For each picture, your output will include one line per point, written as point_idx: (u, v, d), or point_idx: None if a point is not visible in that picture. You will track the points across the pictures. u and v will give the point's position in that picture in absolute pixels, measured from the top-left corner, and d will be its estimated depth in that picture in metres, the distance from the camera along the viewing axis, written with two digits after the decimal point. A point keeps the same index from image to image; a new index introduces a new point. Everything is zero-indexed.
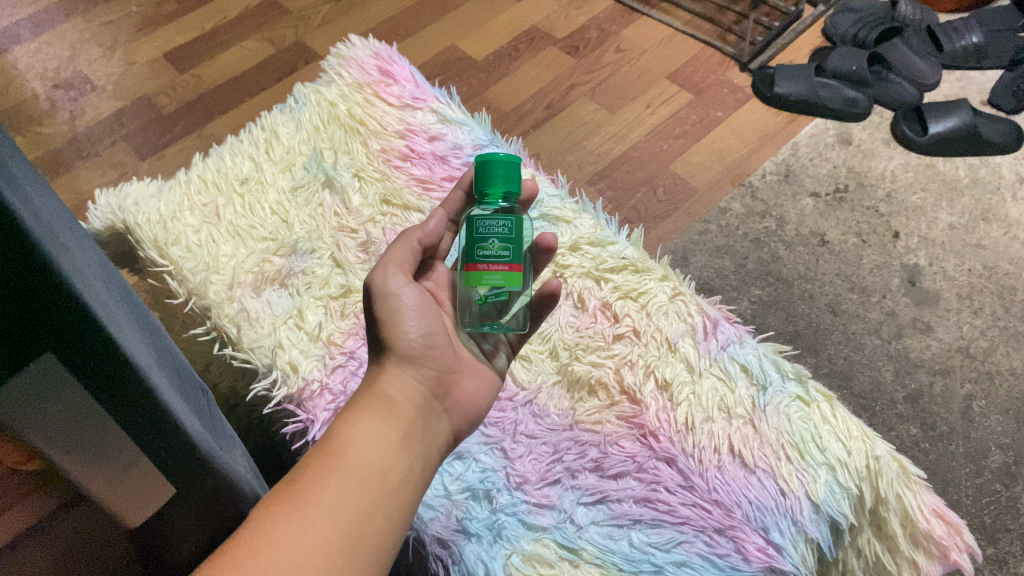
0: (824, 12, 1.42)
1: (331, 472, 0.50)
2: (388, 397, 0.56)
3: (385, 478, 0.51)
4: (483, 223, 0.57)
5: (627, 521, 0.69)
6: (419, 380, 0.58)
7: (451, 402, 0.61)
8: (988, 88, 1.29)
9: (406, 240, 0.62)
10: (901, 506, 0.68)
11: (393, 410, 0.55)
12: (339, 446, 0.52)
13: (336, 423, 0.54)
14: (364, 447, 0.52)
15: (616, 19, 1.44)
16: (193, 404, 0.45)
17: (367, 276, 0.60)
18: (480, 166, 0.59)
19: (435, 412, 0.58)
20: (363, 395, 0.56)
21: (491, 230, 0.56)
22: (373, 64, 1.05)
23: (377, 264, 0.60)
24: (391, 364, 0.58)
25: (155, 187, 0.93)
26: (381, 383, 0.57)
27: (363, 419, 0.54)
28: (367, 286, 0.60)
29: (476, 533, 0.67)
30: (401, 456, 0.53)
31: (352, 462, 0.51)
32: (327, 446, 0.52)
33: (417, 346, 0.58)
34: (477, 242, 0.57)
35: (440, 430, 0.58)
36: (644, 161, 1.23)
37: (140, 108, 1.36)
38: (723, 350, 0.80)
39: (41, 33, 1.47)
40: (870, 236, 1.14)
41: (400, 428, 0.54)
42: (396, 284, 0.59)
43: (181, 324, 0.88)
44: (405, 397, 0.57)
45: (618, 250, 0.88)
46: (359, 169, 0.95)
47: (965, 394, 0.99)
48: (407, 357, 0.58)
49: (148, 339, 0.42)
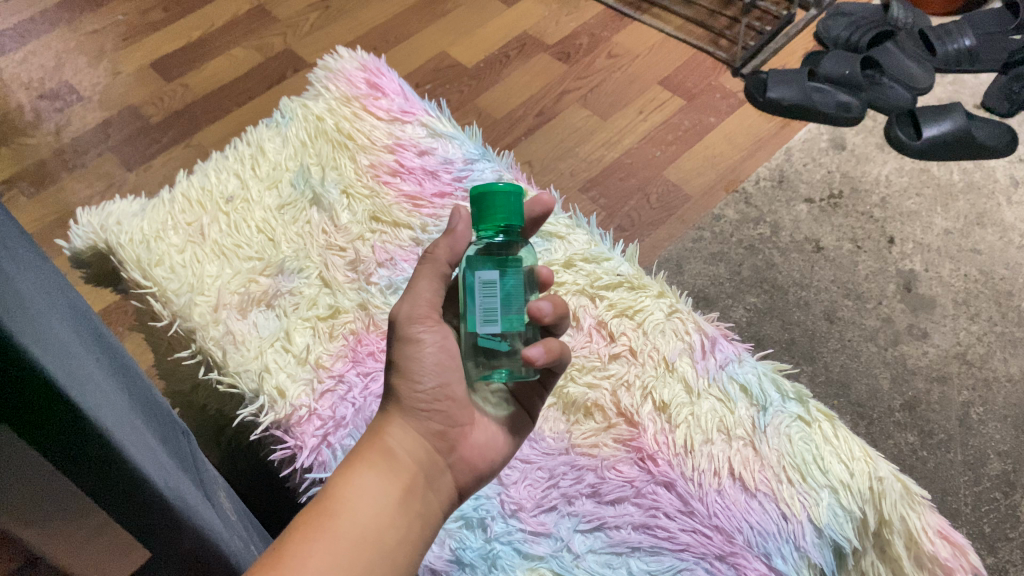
0: (817, 16, 1.40)
1: (322, 531, 0.48)
2: (390, 451, 0.55)
3: (378, 538, 0.50)
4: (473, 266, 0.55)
5: (625, 548, 0.68)
6: (423, 434, 0.57)
7: (459, 457, 0.59)
8: (981, 91, 1.27)
9: (434, 266, 0.58)
10: (905, 528, 0.66)
11: (393, 464, 0.54)
12: (333, 504, 0.50)
13: (333, 477, 0.53)
14: (358, 505, 0.51)
15: (607, 25, 1.42)
16: (173, 459, 0.41)
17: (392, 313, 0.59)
18: (476, 195, 0.55)
19: (439, 469, 0.57)
20: (364, 447, 0.56)
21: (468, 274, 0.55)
22: (361, 76, 1.03)
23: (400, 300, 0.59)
24: (396, 417, 0.57)
25: (139, 206, 0.91)
26: (384, 435, 0.56)
27: (361, 473, 0.53)
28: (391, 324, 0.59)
29: (470, 563, 0.66)
30: (398, 516, 0.52)
31: (344, 520, 0.49)
32: (321, 502, 0.51)
33: (425, 398, 0.57)
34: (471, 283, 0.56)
35: (444, 487, 0.57)
36: (636, 168, 1.21)
37: (127, 118, 1.33)
38: (722, 369, 0.78)
39: (25, 43, 1.45)
40: (865, 241, 1.12)
41: (400, 484, 0.53)
42: (413, 329, 0.57)
43: (166, 346, 0.86)
44: (407, 451, 0.56)
45: (613, 266, 0.86)
46: (347, 186, 0.93)
47: (963, 401, 0.98)
48: (412, 409, 0.57)
49: (121, 393, 0.39)
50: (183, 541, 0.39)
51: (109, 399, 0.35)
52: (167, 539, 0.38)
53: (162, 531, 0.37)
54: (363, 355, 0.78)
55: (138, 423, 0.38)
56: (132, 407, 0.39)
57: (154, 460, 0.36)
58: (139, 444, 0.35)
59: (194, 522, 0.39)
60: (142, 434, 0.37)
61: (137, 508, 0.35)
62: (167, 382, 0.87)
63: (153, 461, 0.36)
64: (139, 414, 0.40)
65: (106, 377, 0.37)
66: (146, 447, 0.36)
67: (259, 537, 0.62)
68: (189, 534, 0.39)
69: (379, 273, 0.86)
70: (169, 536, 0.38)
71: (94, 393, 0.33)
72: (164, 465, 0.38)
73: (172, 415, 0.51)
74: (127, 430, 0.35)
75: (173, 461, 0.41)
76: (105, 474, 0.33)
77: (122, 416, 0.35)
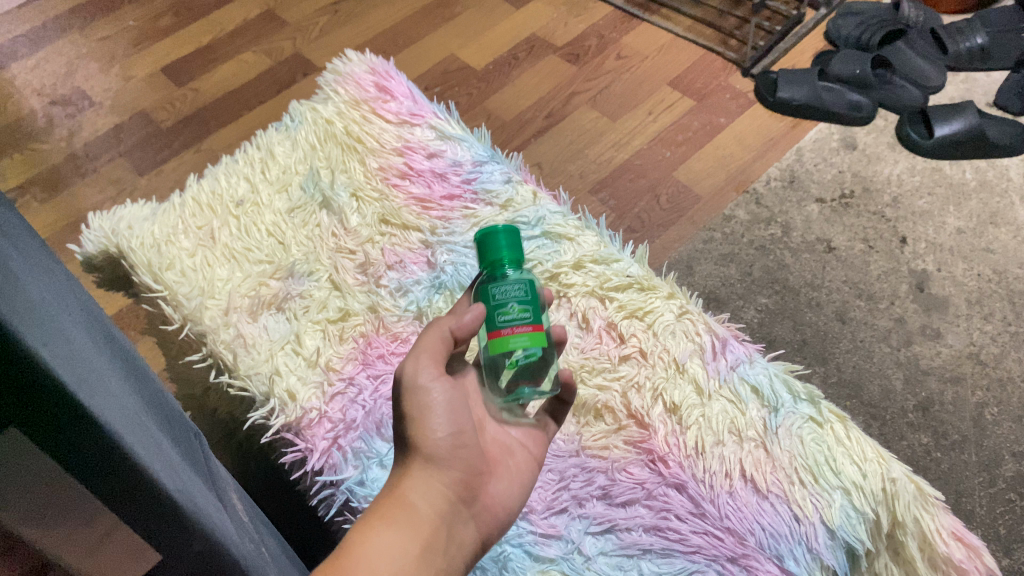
0: (828, 14, 1.39)
1: None
2: (410, 504, 0.54)
3: None
4: (500, 289, 0.57)
5: (636, 550, 0.68)
6: (445, 483, 0.57)
7: (479, 507, 0.59)
8: (994, 89, 1.26)
9: (439, 330, 0.58)
10: (919, 531, 0.65)
11: (414, 519, 0.54)
12: (350, 560, 0.49)
13: (350, 535, 0.52)
14: (378, 561, 0.50)
15: (616, 26, 1.42)
16: (183, 461, 0.39)
17: (399, 365, 0.59)
18: (478, 241, 0.61)
19: (462, 518, 0.57)
20: (384, 502, 0.55)
21: (510, 294, 0.57)
22: (369, 80, 1.03)
23: (408, 352, 0.58)
24: (416, 467, 0.56)
25: (150, 211, 0.92)
26: (403, 488, 0.55)
27: (379, 530, 0.52)
28: (398, 376, 0.59)
29: (480, 565, 0.66)
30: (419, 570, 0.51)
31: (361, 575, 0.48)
32: (338, 560, 0.49)
33: (445, 446, 0.57)
34: (497, 307, 0.57)
35: (467, 537, 0.57)
36: (647, 169, 1.21)
37: (139, 123, 1.34)
38: (733, 370, 0.77)
39: (37, 50, 1.46)
40: (877, 241, 1.11)
41: (419, 539, 0.52)
42: (426, 377, 0.57)
43: (178, 349, 0.88)
44: (428, 503, 0.55)
45: (623, 267, 0.85)
46: (356, 188, 0.93)
47: (977, 401, 0.97)
48: (432, 458, 0.56)
49: (130, 395, 0.37)
50: (194, 545, 0.37)
51: (113, 397, 0.33)
52: (177, 543, 0.36)
53: (169, 535, 0.35)
54: (373, 357, 0.78)
55: (144, 421, 0.36)
56: (142, 409, 0.37)
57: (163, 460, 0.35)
58: (146, 444, 0.33)
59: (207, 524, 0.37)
60: (150, 435, 0.35)
61: (145, 511, 0.33)
62: (180, 386, 0.88)
63: (164, 462, 0.34)
64: (147, 416, 0.38)
65: (110, 373, 0.35)
66: (155, 450, 0.34)
67: (282, 550, 0.63)
68: (202, 539, 0.36)
69: (388, 275, 0.86)
70: (179, 540, 0.36)
71: (99, 393, 0.31)
72: (173, 466, 0.36)
73: (183, 416, 0.50)
74: (134, 431, 0.33)
75: (184, 463, 0.39)
76: (111, 474, 0.31)
77: (125, 414, 0.33)
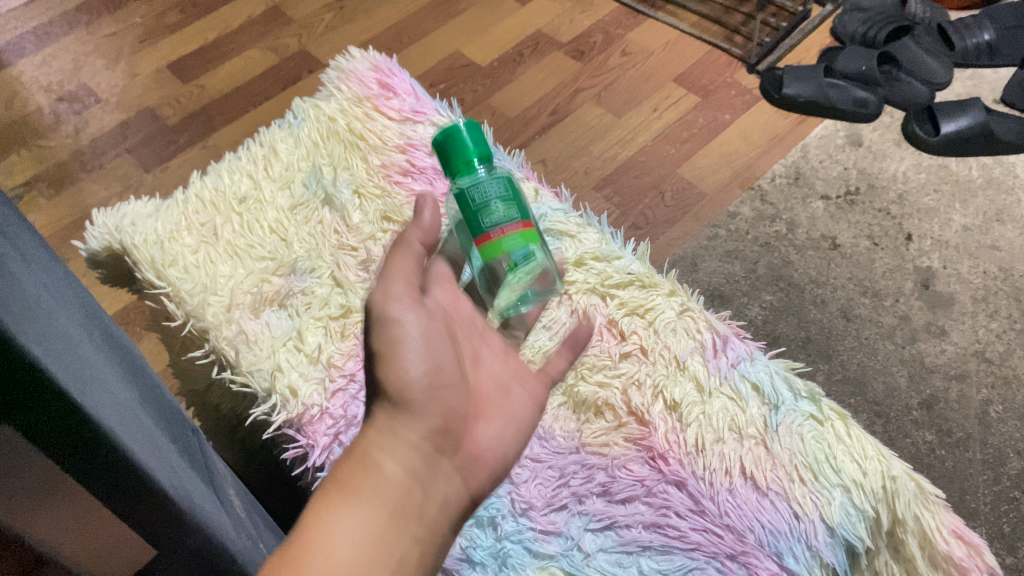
0: (834, 11, 1.39)
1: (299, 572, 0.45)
2: (377, 468, 0.55)
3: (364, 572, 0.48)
4: (478, 191, 0.61)
5: (636, 547, 0.68)
6: (420, 436, 0.57)
7: (460, 454, 0.60)
8: (1000, 86, 1.26)
9: (408, 246, 0.66)
10: (919, 529, 0.65)
11: (380, 488, 0.53)
12: (311, 539, 0.48)
13: (308, 511, 0.51)
14: (341, 537, 0.49)
15: (621, 23, 1.42)
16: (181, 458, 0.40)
17: (369, 298, 0.62)
18: (438, 141, 0.63)
19: (441, 470, 0.58)
20: (350, 467, 0.55)
21: (489, 195, 0.61)
22: (373, 77, 1.03)
23: (378, 281, 0.62)
24: (387, 417, 0.57)
25: (153, 207, 0.92)
26: (372, 451, 0.56)
27: (340, 505, 0.51)
28: (368, 308, 0.62)
29: (480, 561, 0.66)
30: (385, 543, 0.50)
31: (319, 560, 0.47)
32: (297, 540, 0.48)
33: (421, 386, 0.58)
34: (480, 210, 0.61)
35: (447, 492, 0.57)
36: (652, 166, 1.21)
37: (145, 119, 1.35)
38: (733, 368, 0.77)
39: (44, 46, 1.46)
40: (882, 238, 1.11)
41: (385, 508, 0.52)
42: (395, 310, 0.60)
43: (182, 346, 0.88)
44: (398, 466, 0.55)
45: (624, 265, 0.85)
46: (358, 186, 0.94)
47: (982, 399, 0.97)
48: (403, 402, 0.57)
49: (128, 394, 0.37)
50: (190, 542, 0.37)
51: (111, 396, 0.33)
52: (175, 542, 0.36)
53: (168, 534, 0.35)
54: None
55: (142, 420, 0.36)
56: (140, 408, 0.38)
57: (160, 460, 0.35)
58: (143, 445, 0.33)
59: (203, 522, 0.37)
60: (148, 434, 0.35)
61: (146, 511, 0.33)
62: (184, 381, 0.89)
63: (160, 462, 0.35)
64: (145, 414, 0.39)
65: (108, 372, 0.36)
66: (153, 450, 0.35)
67: (282, 546, 0.64)
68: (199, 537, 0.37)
69: None
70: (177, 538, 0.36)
71: (98, 394, 0.32)
72: (169, 465, 0.36)
73: (180, 411, 0.50)
74: (132, 433, 0.33)
75: (181, 461, 0.40)
76: (107, 473, 0.31)
77: (124, 414, 0.34)
